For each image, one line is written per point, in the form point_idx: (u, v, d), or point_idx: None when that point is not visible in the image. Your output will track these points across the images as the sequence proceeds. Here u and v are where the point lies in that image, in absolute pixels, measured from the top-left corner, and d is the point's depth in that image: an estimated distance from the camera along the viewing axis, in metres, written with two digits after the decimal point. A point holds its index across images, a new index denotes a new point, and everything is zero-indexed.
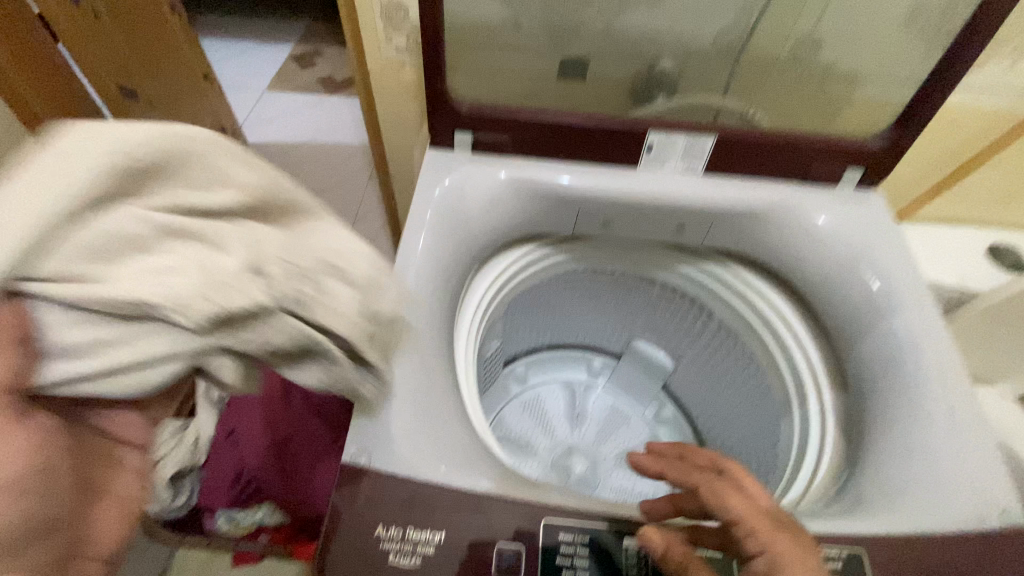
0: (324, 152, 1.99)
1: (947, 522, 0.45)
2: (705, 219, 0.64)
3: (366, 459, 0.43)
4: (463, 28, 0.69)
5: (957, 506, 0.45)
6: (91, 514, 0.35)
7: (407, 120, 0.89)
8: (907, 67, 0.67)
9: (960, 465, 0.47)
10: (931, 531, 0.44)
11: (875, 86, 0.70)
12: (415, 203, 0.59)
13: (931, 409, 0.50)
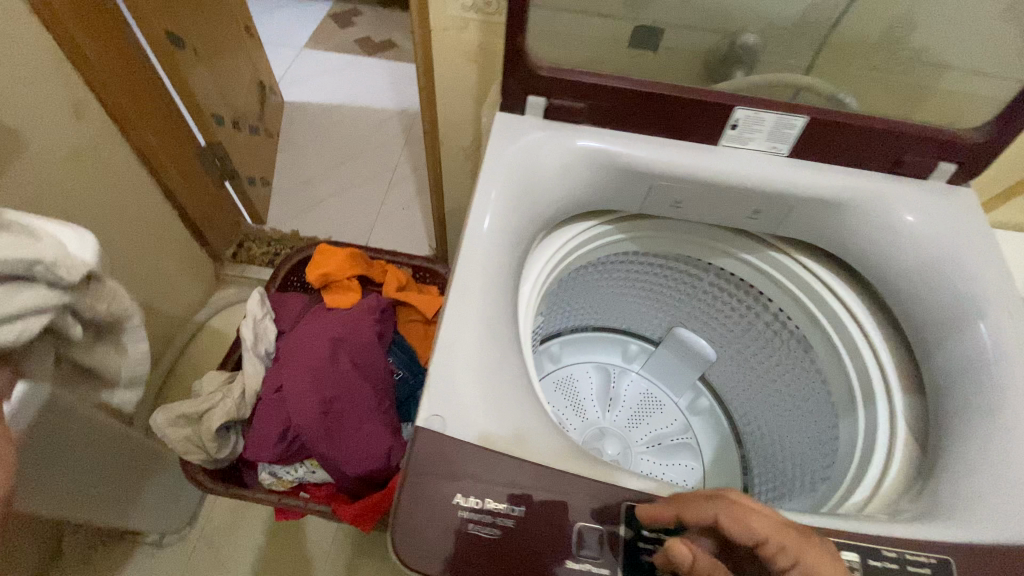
0: (358, 115, 1.96)
1: None
2: (784, 205, 0.60)
3: (442, 426, 0.43)
4: None
5: None
6: None
7: (463, 84, 0.86)
8: None
9: None
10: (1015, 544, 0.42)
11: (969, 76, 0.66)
12: (486, 167, 0.56)
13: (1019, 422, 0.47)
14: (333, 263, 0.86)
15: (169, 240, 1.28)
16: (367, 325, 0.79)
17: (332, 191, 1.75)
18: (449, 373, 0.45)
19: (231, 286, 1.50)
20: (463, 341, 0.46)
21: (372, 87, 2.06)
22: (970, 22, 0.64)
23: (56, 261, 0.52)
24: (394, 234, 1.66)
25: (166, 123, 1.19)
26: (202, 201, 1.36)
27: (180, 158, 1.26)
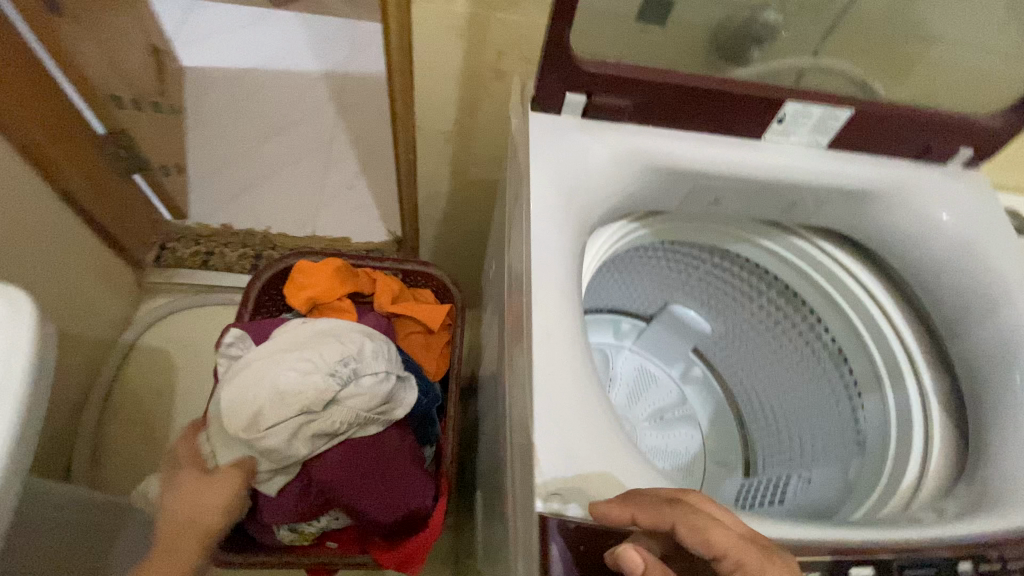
0: (279, 80, 1.71)
1: None
2: (822, 196, 0.60)
3: (563, 506, 0.39)
4: None
5: None
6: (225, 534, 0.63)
7: (447, 62, 0.75)
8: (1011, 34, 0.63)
9: None
10: None
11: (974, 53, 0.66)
12: (533, 181, 0.50)
13: None
14: (320, 283, 0.80)
15: (80, 253, 1.06)
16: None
17: (260, 172, 1.51)
18: (557, 442, 0.41)
19: (160, 296, 1.29)
20: (561, 399, 0.42)
21: (287, 49, 1.79)
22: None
23: (322, 368, 0.65)
24: (342, 217, 1.45)
25: (53, 113, 0.96)
26: (110, 201, 1.13)
27: (78, 152, 1.03)
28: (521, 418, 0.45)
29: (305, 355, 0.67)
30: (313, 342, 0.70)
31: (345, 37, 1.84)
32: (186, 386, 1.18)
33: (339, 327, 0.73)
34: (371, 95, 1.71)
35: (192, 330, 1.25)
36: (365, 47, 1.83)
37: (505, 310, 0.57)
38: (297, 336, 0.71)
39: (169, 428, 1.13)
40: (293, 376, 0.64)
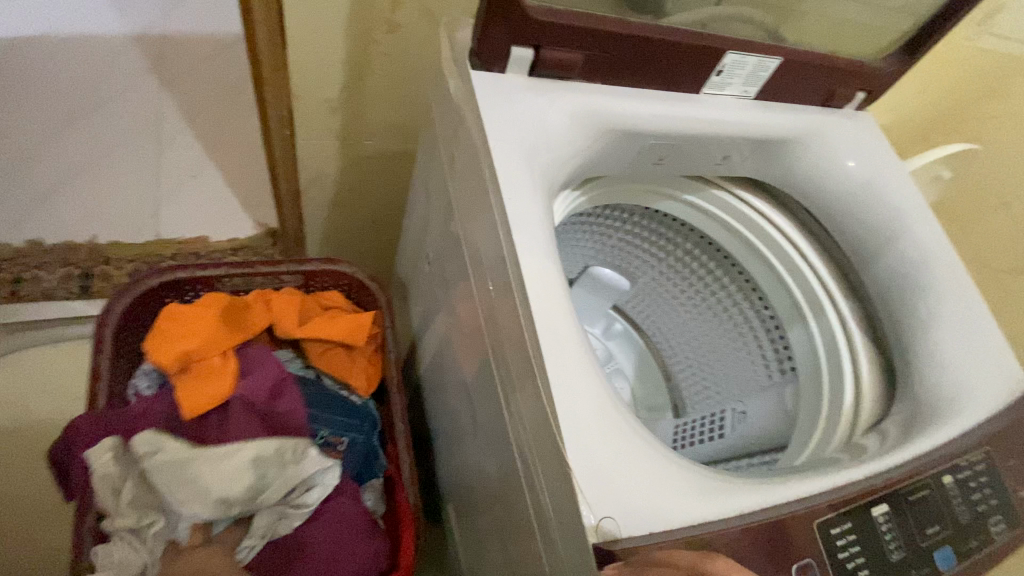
0: (69, 47, 1.33)
1: (999, 398, 0.51)
2: (753, 145, 0.61)
3: (617, 528, 0.35)
4: None
5: (999, 382, 0.52)
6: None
7: (331, 15, 0.61)
8: None
9: (985, 349, 0.54)
10: (996, 411, 0.51)
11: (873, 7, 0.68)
12: (498, 154, 0.43)
13: (952, 310, 0.56)
14: (196, 334, 0.64)
15: None
16: (267, 418, 0.63)
17: (65, 167, 1.17)
18: (593, 456, 0.36)
19: None
20: (586, 406, 0.38)
21: (73, 6, 1.39)
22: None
23: (209, 497, 0.56)
24: (195, 210, 1.17)
25: None
26: None
27: None
28: (538, 436, 0.40)
29: (191, 475, 0.57)
30: (187, 470, 0.57)
31: None
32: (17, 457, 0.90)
33: None
34: (203, 60, 1.40)
35: (11, 385, 0.95)
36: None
37: (474, 311, 0.50)
38: (167, 461, 0.57)
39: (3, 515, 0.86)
40: (189, 501, 0.56)
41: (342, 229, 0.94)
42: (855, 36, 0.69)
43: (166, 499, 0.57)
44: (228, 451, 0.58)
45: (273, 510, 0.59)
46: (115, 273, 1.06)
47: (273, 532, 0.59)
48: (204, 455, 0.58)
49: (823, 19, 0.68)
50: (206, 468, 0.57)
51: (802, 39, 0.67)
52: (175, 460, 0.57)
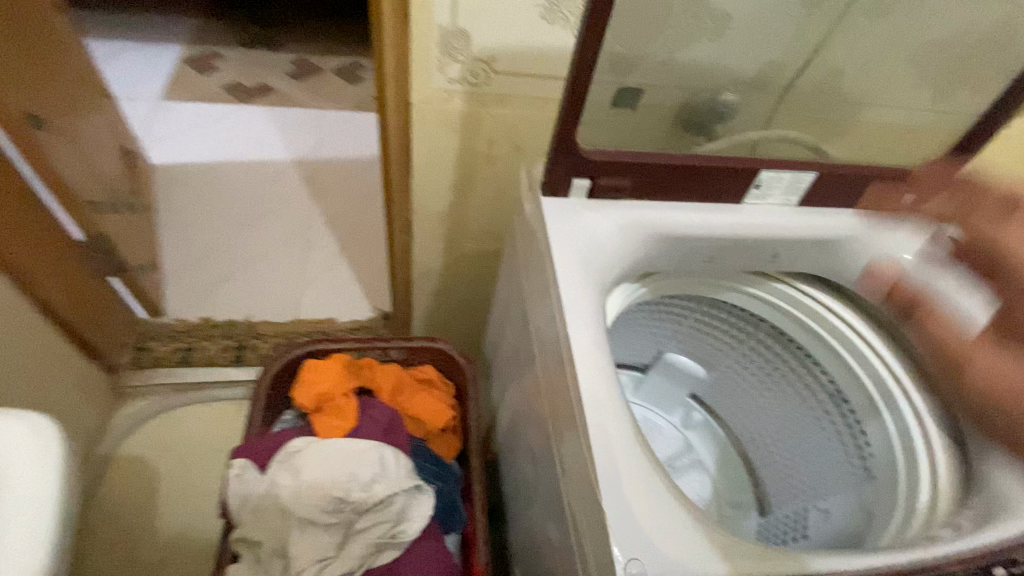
0: (249, 171, 1.73)
1: None
2: (800, 246, 0.67)
3: (643, 570, 0.41)
4: (556, 70, 0.71)
5: None
6: None
7: (443, 154, 0.80)
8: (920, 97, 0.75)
9: None
10: None
11: (908, 114, 0.77)
12: (556, 255, 0.55)
13: None
14: (327, 381, 0.78)
15: (56, 364, 1.02)
16: None
17: (235, 262, 1.49)
18: (625, 505, 0.44)
19: (136, 401, 1.21)
20: (621, 464, 0.45)
21: (255, 141, 1.81)
22: (879, 68, 0.74)
23: (322, 509, 0.63)
24: (326, 298, 1.43)
25: (27, 223, 0.94)
26: (88, 306, 1.11)
27: (50, 256, 1.00)
28: (583, 491, 0.47)
29: (310, 486, 0.64)
30: (306, 481, 0.65)
31: (314, 125, 1.90)
32: (172, 496, 1.11)
33: (325, 449, 0.68)
34: (345, 178, 1.75)
35: (177, 433, 1.19)
36: (333, 132, 1.89)
37: (538, 385, 0.60)
38: (301, 456, 0.67)
39: (155, 546, 1.05)
40: (303, 512, 0.63)
41: (439, 314, 1.10)
42: (895, 142, 0.78)
43: (284, 507, 0.64)
44: (345, 468, 0.66)
45: (372, 532, 0.64)
46: (262, 345, 1.31)
47: (368, 554, 0.63)
48: (323, 467, 0.66)
49: (862, 130, 0.79)
50: (323, 479, 0.65)
51: (848, 151, 0.78)
52: (301, 467, 0.66)
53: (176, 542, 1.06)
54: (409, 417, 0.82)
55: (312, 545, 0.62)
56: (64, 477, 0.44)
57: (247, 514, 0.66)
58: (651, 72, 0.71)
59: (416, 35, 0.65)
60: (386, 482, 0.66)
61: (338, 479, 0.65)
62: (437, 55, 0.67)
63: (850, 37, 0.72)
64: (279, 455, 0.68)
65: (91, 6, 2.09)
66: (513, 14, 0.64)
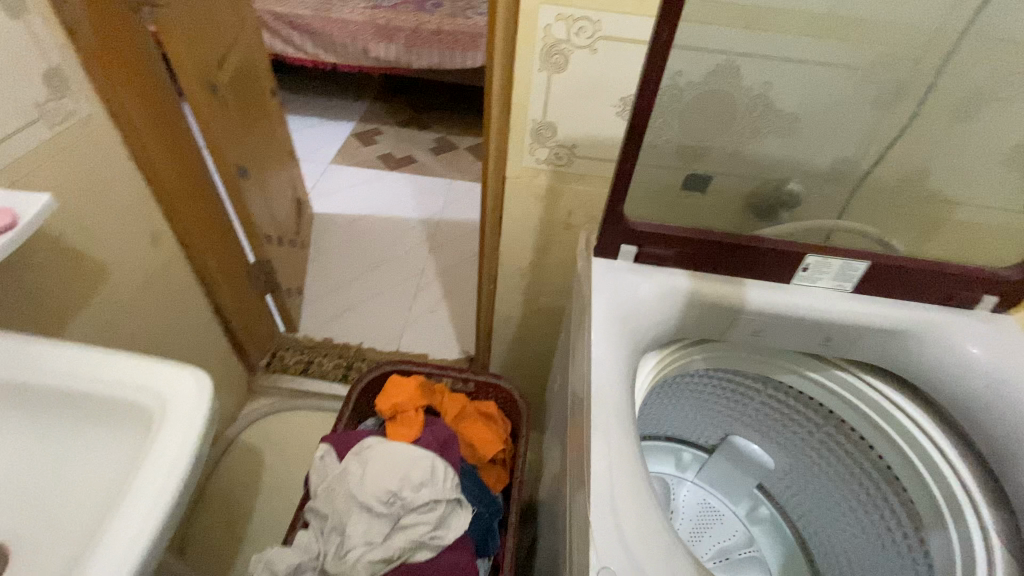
0: (383, 223, 2.05)
1: None
2: (852, 332, 0.68)
3: None
4: None
5: None
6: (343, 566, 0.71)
7: (529, 219, 0.94)
8: (1010, 200, 0.74)
9: None
10: None
11: (999, 215, 0.75)
12: (596, 301, 0.67)
13: None
14: (404, 395, 0.92)
15: (215, 355, 1.31)
16: None
17: (359, 296, 1.76)
18: (611, 522, 0.51)
19: (263, 398, 1.48)
20: (616, 487, 0.53)
21: (393, 200, 2.16)
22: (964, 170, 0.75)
23: (378, 500, 0.74)
24: (425, 337, 1.63)
25: (225, 246, 1.25)
26: (247, 314, 1.40)
27: (234, 275, 1.30)
28: (582, 509, 0.54)
29: (373, 477, 0.76)
30: (370, 472, 0.77)
31: (443, 191, 2.21)
32: (270, 482, 1.31)
33: (390, 449, 0.80)
34: (459, 237, 2.00)
35: (286, 430, 1.41)
36: (456, 198, 2.18)
37: (570, 420, 0.68)
38: (372, 448, 0.81)
39: (249, 521, 1.24)
40: (363, 499, 0.74)
41: (514, 361, 1.21)
42: (983, 247, 0.75)
43: (350, 490, 0.76)
44: (403, 467, 0.77)
45: (414, 530, 0.74)
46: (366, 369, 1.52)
47: (408, 549, 0.73)
48: (386, 462, 0.78)
49: (945, 231, 0.78)
50: (383, 473, 0.76)
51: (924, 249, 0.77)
52: (370, 458, 0.79)
53: (267, 521, 1.24)
54: (465, 443, 0.92)
55: (364, 530, 0.73)
56: (207, 423, 0.59)
57: (321, 489, 0.79)
58: (718, 161, 0.79)
59: (515, 125, 0.81)
60: (433, 488, 0.76)
61: (396, 477, 0.76)
62: (529, 141, 0.83)
63: (926, 139, 0.75)
64: (356, 446, 0.82)
65: (297, 90, 2.70)
66: (594, 113, 0.78)
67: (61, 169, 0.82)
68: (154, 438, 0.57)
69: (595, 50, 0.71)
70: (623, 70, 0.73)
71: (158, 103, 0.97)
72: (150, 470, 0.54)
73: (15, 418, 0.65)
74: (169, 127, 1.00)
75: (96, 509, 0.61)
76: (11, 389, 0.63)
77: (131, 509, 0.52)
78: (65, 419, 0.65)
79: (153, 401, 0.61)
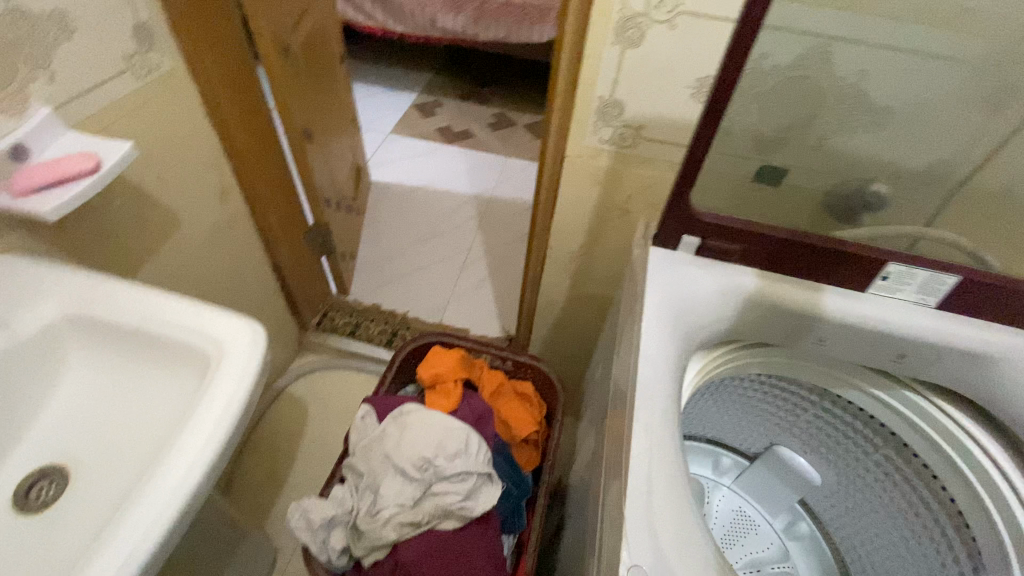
0: (436, 196, 2.07)
1: None
2: (931, 351, 0.63)
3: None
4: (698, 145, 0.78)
5: None
6: (374, 525, 0.73)
7: (584, 202, 0.91)
8: None
9: None
10: None
11: None
12: (650, 291, 0.65)
13: None
14: (444, 366, 0.93)
15: (270, 309, 1.37)
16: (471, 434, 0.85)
17: (407, 266, 1.79)
18: (646, 518, 0.49)
19: (310, 355, 1.54)
20: (654, 484, 0.51)
21: (448, 174, 2.17)
22: None
23: (412, 465, 0.76)
24: (468, 312, 1.65)
25: (287, 206, 1.30)
26: (302, 274, 1.45)
27: (292, 235, 1.35)
28: (615, 501, 0.53)
29: (409, 442, 0.78)
30: (407, 437, 0.78)
31: (498, 168, 2.20)
32: (311, 435, 1.37)
33: (427, 417, 0.81)
34: (510, 216, 1.99)
35: (330, 387, 1.47)
36: (510, 176, 2.17)
37: (609, 411, 0.67)
38: (411, 413, 0.82)
39: (289, 469, 1.30)
40: (397, 463, 0.76)
41: (555, 344, 1.20)
42: None
43: (385, 452, 0.78)
44: (439, 437, 0.78)
45: (444, 498, 0.75)
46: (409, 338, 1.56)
47: (438, 516, 0.74)
48: (423, 430, 0.79)
49: None
50: (419, 440, 0.78)
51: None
52: (408, 423, 0.81)
53: (305, 471, 1.30)
54: (500, 421, 0.93)
55: (396, 493, 0.75)
56: (258, 373, 0.61)
57: (358, 448, 0.82)
58: (796, 155, 0.74)
59: (580, 102, 0.78)
60: (466, 460, 0.77)
61: (431, 445, 0.77)
62: (594, 120, 0.80)
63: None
64: (395, 411, 0.84)
65: (363, 58, 2.73)
66: (665, 95, 0.74)
67: (144, 121, 0.86)
68: (211, 382, 0.60)
69: (674, 26, 0.67)
70: (702, 49, 0.69)
71: (235, 61, 1.00)
72: (207, 410, 0.57)
73: (87, 349, 0.70)
74: (242, 86, 1.04)
75: (153, 441, 0.65)
76: (86, 321, 0.67)
77: (186, 445, 0.55)
78: (132, 355, 0.69)
79: (212, 346, 0.64)
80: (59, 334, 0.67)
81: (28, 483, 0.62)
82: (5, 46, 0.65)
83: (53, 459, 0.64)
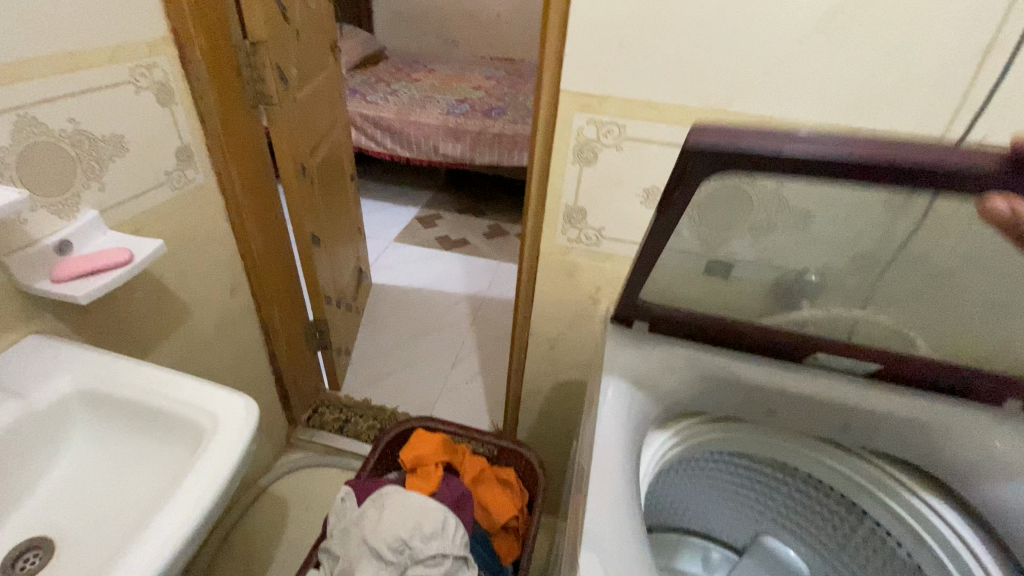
0: (433, 297, 2.19)
1: None
2: (870, 421, 0.70)
3: None
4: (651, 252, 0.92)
5: None
6: None
7: (560, 294, 1.01)
8: None
9: None
10: None
11: None
12: (610, 364, 0.74)
13: None
14: (427, 448, 0.96)
15: (264, 403, 1.41)
16: None
17: (401, 362, 1.85)
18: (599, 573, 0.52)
19: (299, 452, 1.54)
20: (608, 544, 0.55)
21: (444, 276, 2.32)
22: None
23: (386, 547, 0.76)
24: (458, 407, 1.68)
25: (289, 302, 1.39)
26: (299, 367, 1.51)
27: (293, 329, 1.44)
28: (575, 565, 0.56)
29: (385, 523, 0.79)
30: (383, 517, 0.80)
31: (491, 272, 2.36)
32: (291, 536, 1.33)
33: (406, 497, 0.83)
34: (501, 315, 2.09)
35: (315, 484, 1.45)
36: (503, 278, 2.31)
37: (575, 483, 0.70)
38: (390, 492, 0.84)
39: (264, 573, 1.25)
40: (373, 545, 0.77)
41: (541, 432, 1.23)
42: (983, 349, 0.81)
43: (362, 534, 0.79)
44: (414, 517, 0.79)
45: None
46: None
47: None
48: (400, 508, 0.81)
49: None
50: (394, 520, 0.79)
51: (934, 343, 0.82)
52: (386, 503, 0.82)
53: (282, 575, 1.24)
54: (480, 508, 0.93)
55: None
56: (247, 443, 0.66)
57: (337, 531, 0.82)
58: None
59: (549, 209, 0.92)
60: (441, 541, 0.77)
61: (407, 525, 0.78)
62: (562, 224, 0.93)
63: None
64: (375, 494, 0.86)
65: (372, 179, 3.03)
66: (620, 202, 0.87)
67: (174, 227, 1.00)
68: (203, 451, 0.64)
69: (621, 149, 0.82)
70: (646, 166, 0.83)
71: (257, 177, 1.17)
72: (197, 476, 0.61)
73: (91, 423, 0.75)
74: (260, 197, 1.19)
75: (139, 513, 0.68)
76: (94, 396, 0.73)
77: (172, 509, 0.58)
78: (132, 430, 0.74)
79: (208, 419, 0.69)
80: (68, 407, 0.73)
81: (15, 554, 0.64)
82: (66, 162, 0.78)
83: (39, 533, 0.66)
